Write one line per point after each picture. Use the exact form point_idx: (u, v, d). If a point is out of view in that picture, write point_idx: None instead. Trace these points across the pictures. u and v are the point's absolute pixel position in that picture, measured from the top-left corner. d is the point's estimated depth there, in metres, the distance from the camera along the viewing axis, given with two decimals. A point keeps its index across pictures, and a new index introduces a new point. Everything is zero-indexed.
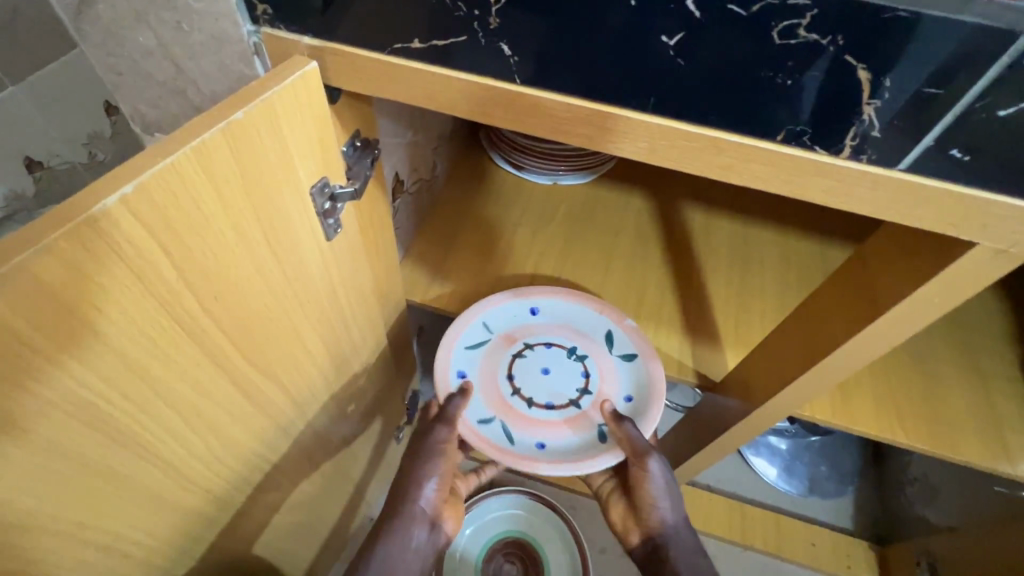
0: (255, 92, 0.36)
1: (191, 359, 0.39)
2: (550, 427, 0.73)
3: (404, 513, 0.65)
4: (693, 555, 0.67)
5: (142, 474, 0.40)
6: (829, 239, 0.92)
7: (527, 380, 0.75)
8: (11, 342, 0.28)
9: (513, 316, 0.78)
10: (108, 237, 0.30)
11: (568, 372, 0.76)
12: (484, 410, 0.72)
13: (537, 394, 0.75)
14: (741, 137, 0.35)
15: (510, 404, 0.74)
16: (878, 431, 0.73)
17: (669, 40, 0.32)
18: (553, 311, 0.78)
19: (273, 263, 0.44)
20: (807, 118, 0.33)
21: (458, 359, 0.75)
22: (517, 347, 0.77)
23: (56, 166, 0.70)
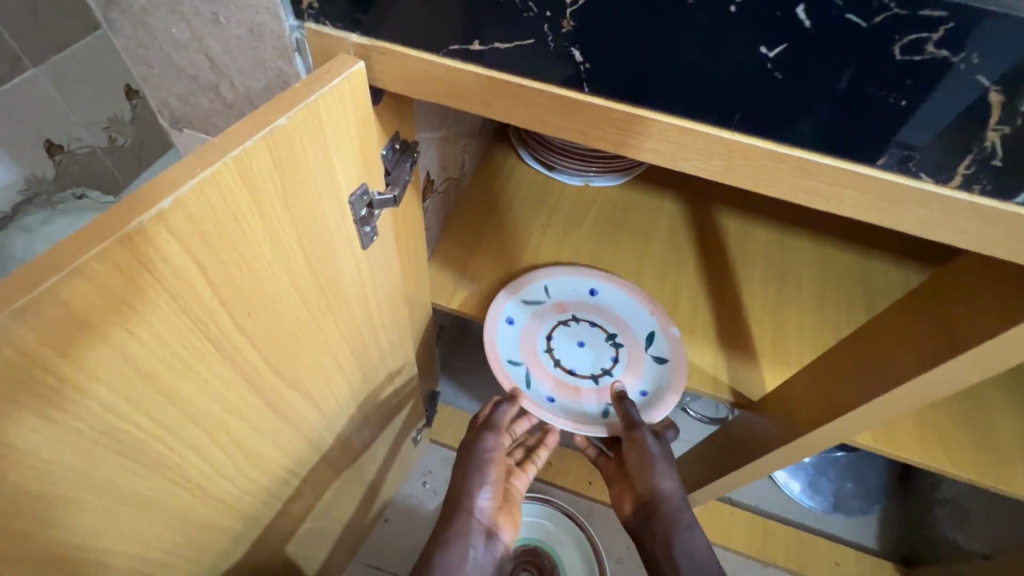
0: (298, 95, 0.33)
1: (221, 378, 0.37)
2: (565, 390, 0.78)
3: (461, 523, 0.67)
4: (687, 526, 0.68)
5: (167, 496, 0.38)
6: (871, 252, 0.88)
7: (563, 346, 0.81)
8: (36, 371, 0.26)
9: (574, 290, 0.83)
10: (141, 256, 0.27)
11: (601, 352, 0.81)
12: (514, 353, 0.79)
13: (566, 360, 0.80)
14: (835, 160, 0.33)
15: (538, 357, 0.80)
16: (924, 459, 0.69)
17: (769, 52, 0.30)
18: (609, 296, 0.83)
19: (308, 274, 0.41)
20: (917, 143, 0.31)
21: (513, 308, 0.81)
22: (566, 318, 0.83)
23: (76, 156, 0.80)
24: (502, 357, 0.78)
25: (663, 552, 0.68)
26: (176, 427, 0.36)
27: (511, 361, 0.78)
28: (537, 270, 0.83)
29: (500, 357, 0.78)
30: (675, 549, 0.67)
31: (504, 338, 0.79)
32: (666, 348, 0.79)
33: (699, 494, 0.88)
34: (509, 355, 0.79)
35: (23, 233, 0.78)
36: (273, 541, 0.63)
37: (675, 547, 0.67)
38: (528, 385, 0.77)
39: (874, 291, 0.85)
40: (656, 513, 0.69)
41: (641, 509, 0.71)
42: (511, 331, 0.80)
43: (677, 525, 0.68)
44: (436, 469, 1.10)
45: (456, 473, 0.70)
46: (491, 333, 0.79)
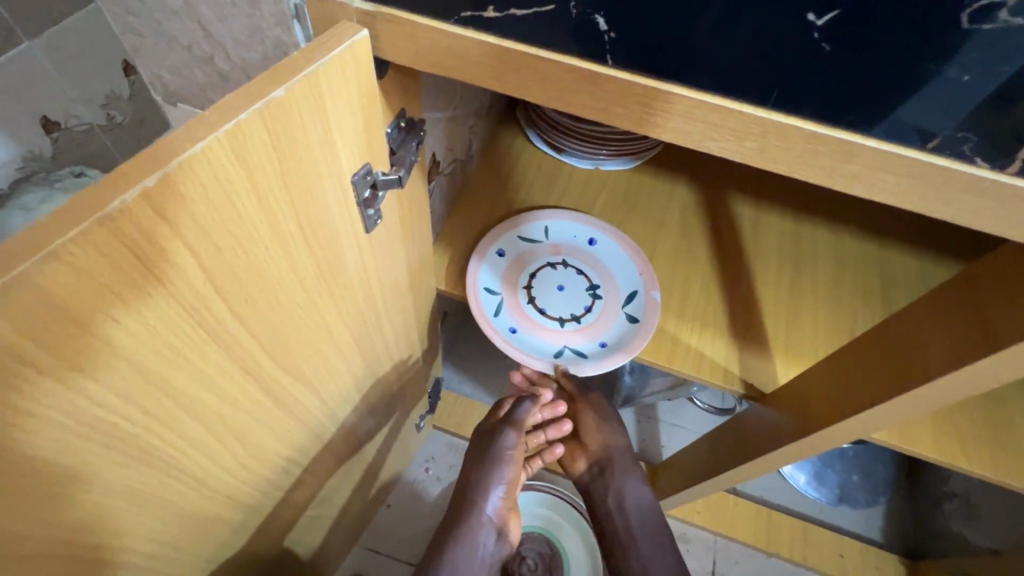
0: (296, 64, 0.30)
1: (218, 367, 0.35)
2: (529, 325, 0.79)
3: (471, 519, 0.64)
4: (633, 473, 0.78)
5: (160, 487, 0.37)
6: (889, 240, 0.86)
7: (544, 286, 0.81)
8: (12, 361, 0.24)
9: (574, 236, 0.83)
10: (125, 238, 0.25)
11: (580, 299, 0.81)
12: (493, 282, 0.80)
13: (542, 298, 0.80)
14: (878, 143, 0.30)
15: (517, 291, 0.80)
16: (940, 455, 0.68)
17: (817, 20, 0.28)
18: (606, 248, 0.83)
19: (308, 258, 0.39)
20: (975, 124, 0.29)
21: (509, 241, 0.82)
22: (557, 260, 0.82)
23: (73, 127, 0.69)
24: (482, 285, 0.79)
25: (614, 501, 0.77)
26: (169, 419, 0.34)
27: (489, 289, 0.79)
28: (541, 210, 0.84)
29: (480, 284, 0.79)
30: (625, 498, 0.77)
31: (492, 265, 0.81)
32: (641, 310, 0.78)
33: (705, 487, 0.88)
34: (489, 283, 0.80)
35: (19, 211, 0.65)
36: (271, 530, 0.61)
37: (626, 496, 0.77)
38: (495, 311, 0.78)
39: (891, 282, 0.82)
40: (607, 467, 0.78)
41: (595, 465, 0.79)
42: (497, 261, 0.81)
43: (625, 476, 0.78)
44: (439, 456, 1.09)
45: (469, 466, 0.66)
46: (480, 257, 0.80)
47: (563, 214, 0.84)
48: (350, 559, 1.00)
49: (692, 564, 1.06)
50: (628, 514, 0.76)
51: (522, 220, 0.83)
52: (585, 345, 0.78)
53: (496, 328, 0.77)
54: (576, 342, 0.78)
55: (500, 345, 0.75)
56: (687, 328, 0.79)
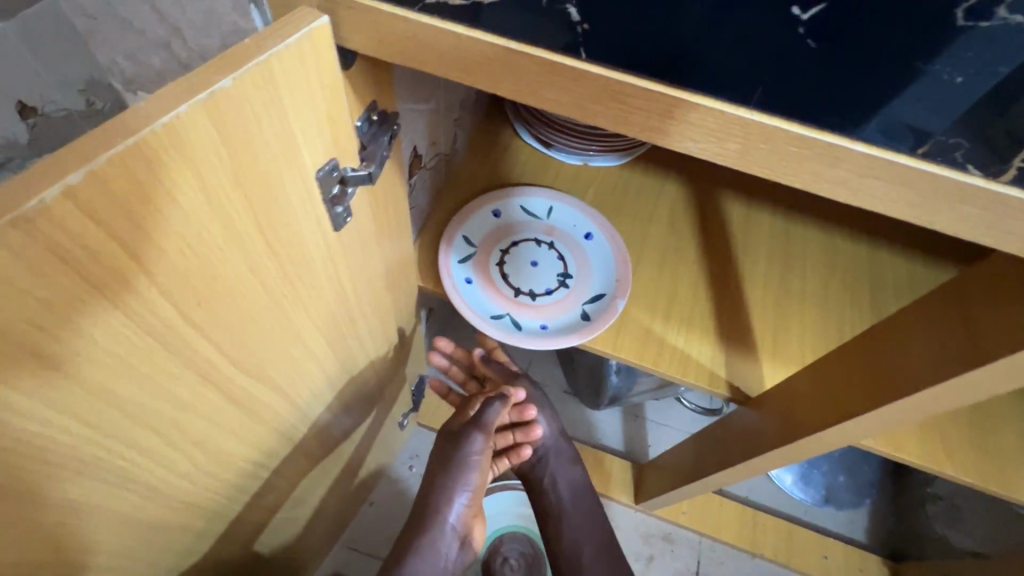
0: (246, 53, 0.28)
1: (168, 374, 0.33)
2: (486, 283, 0.78)
3: (434, 527, 0.63)
4: (563, 457, 0.77)
5: (109, 498, 0.35)
6: (878, 242, 0.85)
7: (518, 257, 0.80)
8: None
9: (573, 225, 0.82)
10: (48, 241, 0.23)
11: (547, 280, 0.80)
12: (474, 235, 0.80)
13: (510, 267, 0.80)
14: (866, 147, 0.28)
15: (490, 249, 0.80)
16: (922, 461, 0.67)
17: (803, 13, 0.28)
18: (602, 243, 0.81)
19: (267, 259, 0.37)
20: (965, 128, 0.28)
21: (507, 207, 0.83)
22: (546, 239, 0.82)
23: (52, 113, 0.49)
24: (462, 233, 0.80)
25: (547, 482, 0.77)
26: (116, 430, 0.32)
27: (467, 239, 0.80)
28: (546, 190, 0.84)
29: (461, 232, 0.80)
30: (557, 481, 0.76)
31: (482, 222, 0.81)
32: (597, 312, 0.77)
33: (689, 488, 0.87)
34: (469, 235, 0.81)
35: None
36: (240, 532, 0.60)
37: (556, 479, 0.76)
38: (460, 257, 0.79)
39: (881, 285, 0.82)
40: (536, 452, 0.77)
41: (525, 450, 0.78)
42: (490, 220, 0.82)
43: (557, 459, 0.77)
44: (422, 453, 1.08)
45: (434, 470, 0.65)
46: (473, 211, 0.82)
47: (560, 204, 0.83)
48: (331, 558, 0.99)
49: (676, 564, 1.06)
50: (558, 495, 0.76)
51: (528, 193, 0.83)
52: (527, 320, 0.77)
53: (453, 274, 0.77)
54: (519, 315, 0.77)
55: (446, 286, 0.76)
56: (674, 330, 0.77)
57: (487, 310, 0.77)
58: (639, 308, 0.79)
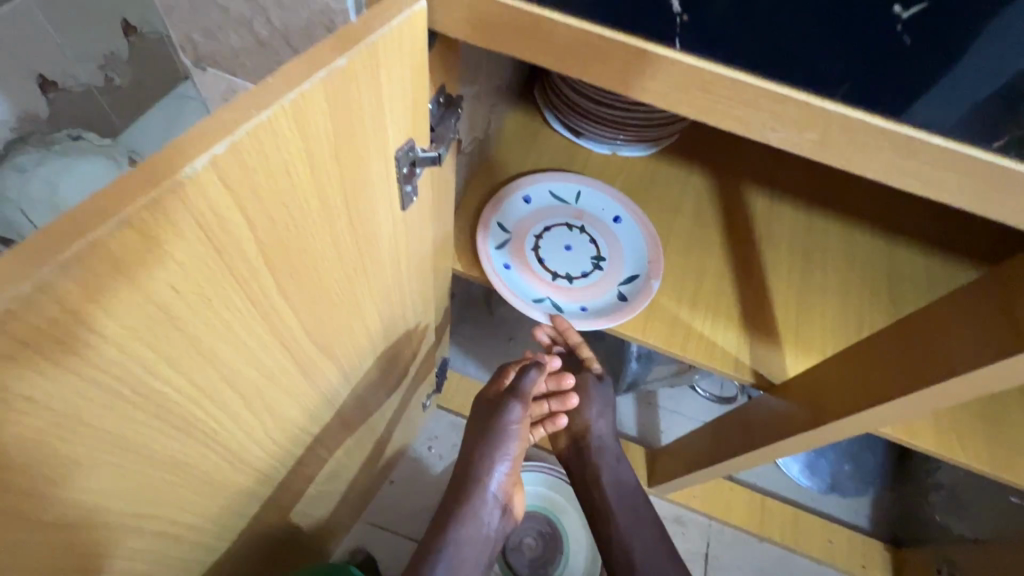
0: (358, 33, 0.30)
1: (259, 341, 0.35)
2: (524, 268, 0.80)
3: (476, 494, 0.65)
4: (614, 461, 0.80)
5: (197, 458, 0.37)
6: (897, 237, 0.87)
7: (552, 241, 0.82)
8: (87, 333, 0.23)
9: (601, 209, 0.84)
10: (193, 208, 0.24)
11: (581, 263, 0.81)
12: (509, 222, 0.82)
13: (545, 251, 0.81)
14: (910, 131, 0.33)
15: (525, 236, 0.82)
16: (938, 448, 0.70)
17: (903, 11, 0.30)
18: (632, 227, 0.83)
19: (347, 235, 0.38)
20: (1014, 121, 0.31)
21: (537, 192, 0.84)
22: (576, 224, 0.83)
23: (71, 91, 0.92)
24: (496, 221, 0.81)
25: (594, 479, 0.80)
26: (213, 392, 0.34)
27: (502, 225, 0.81)
28: (576, 175, 0.85)
29: (496, 219, 0.81)
30: (603, 478, 0.79)
31: (515, 207, 0.83)
32: (633, 293, 0.79)
33: (705, 472, 0.89)
34: (504, 221, 0.82)
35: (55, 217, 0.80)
36: (283, 501, 0.62)
37: (605, 475, 0.79)
38: (497, 243, 0.80)
39: (901, 279, 0.84)
40: (586, 448, 0.81)
41: (575, 445, 0.82)
42: (521, 205, 0.83)
43: (603, 458, 0.80)
44: (441, 434, 1.10)
45: (473, 439, 0.67)
46: (505, 197, 0.83)
47: (590, 188, 0.85)
48: (353, 533, 1.02)
49: (688, 547, 1.09)
50: (603, 493, 0.79)
51: (557, 177, 0.85)
52: (566, 303, 0.79)
53: (493, 261, 0.78)
54: (559, 298, 0.79)
55: (487, 272, 0.77)
56: (700, 318, 0.79)
57: (527, 295, 0.78)
58: (666, 296, 0.80)
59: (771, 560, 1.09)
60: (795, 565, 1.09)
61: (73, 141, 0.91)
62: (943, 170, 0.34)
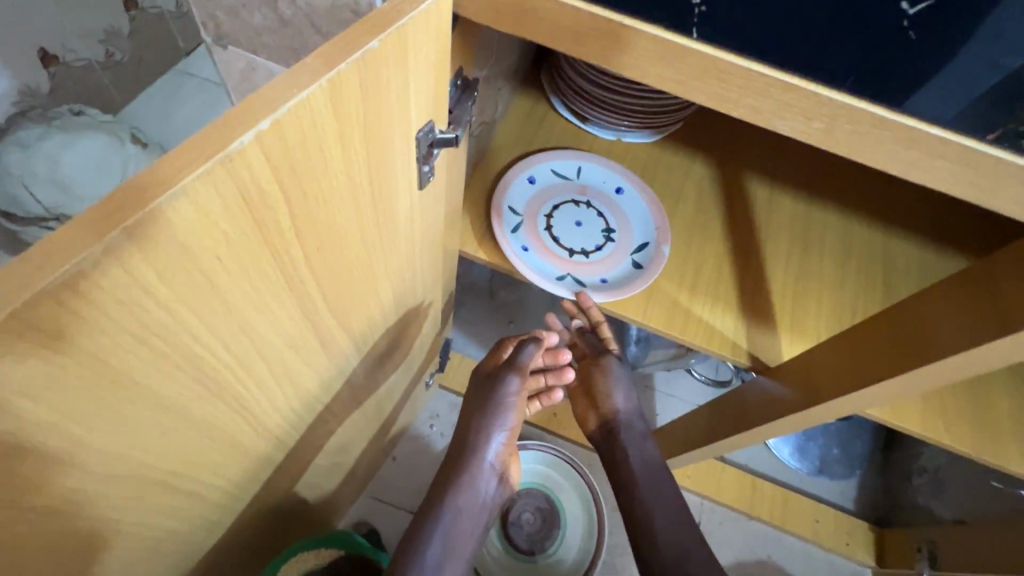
0: (388, 17, 0.30)
1: (288, 312, 0.37)
2: (541, 248, 0.81)
3: (474, 463, 0.67)
4: (641, 439, 0.81)
5: (226, 421, 0.39)
6: (892, 228, 0.90)
7: (563, 219, 0.84)
8: (141, 296, 0.25)
9: (602, 181, 0.86)
10: (238, 180, 0.26)
11: (593, 238, 0.84)
12: (518, 204, 0.83)
13: (558, 230, 0.83)
14: (914, 121, 0.34)
15: (536, 217, 0.83)
16: (925, 432, 0.73)
17: (908, 7, 0.33)
18: (634, 196, 0.86)
19: (370, 213, 0.40)
20: (1010, 114, 0.33)
21: (541, 172, 0.86)
22: (581, 199, 0.86)
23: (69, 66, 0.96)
24: (506, 205, 0.82)
25: (622, 457, 0.80)
26: (244, 358, 0.35)
27: (512, 208, 0.82)
28: (578, 153, 0.87)
29: (506, 203, 0.82)
30: (631, 456, 0.80)
31: (521, 189, 0.84)
32: (647, 260, 0.82)
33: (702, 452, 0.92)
34: (514, 205, 0.83)
35: (62, 191, 0.82)
36: (294, 471, 0.64)
37: (630, 454, 0.80)
38: (512, 228, 0.81)
39: (894, 269, 0.87)
40: (615, 427, 0.82)
41: (604, 426, 0.83)
42: (527, 187, 0.85)
43: (633, 437, 0.82)
44: (442, 413, 1.13)
45: (471, 412, 0.69)
46: (511, 180, 0.84)
47: (593, 165, 0.87)
48: (357, 507, 1.05)
49: None
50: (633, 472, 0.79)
51: (559, 155, 0.87)
52: (587, 278, 0.81)
53: (512, 244, 0.80)
54: (580, 273, 0.81)
55: (509, 255, 0.78)
56: (700, 302, 0.81)
57: (551, 273, 0.80)
58: (667, 281, 0.82)
59: (759, 538, 1.13)
60: (783, 543, 1.13)
61: (74, 117, 0.93)
62: (941, 159, 0.35)
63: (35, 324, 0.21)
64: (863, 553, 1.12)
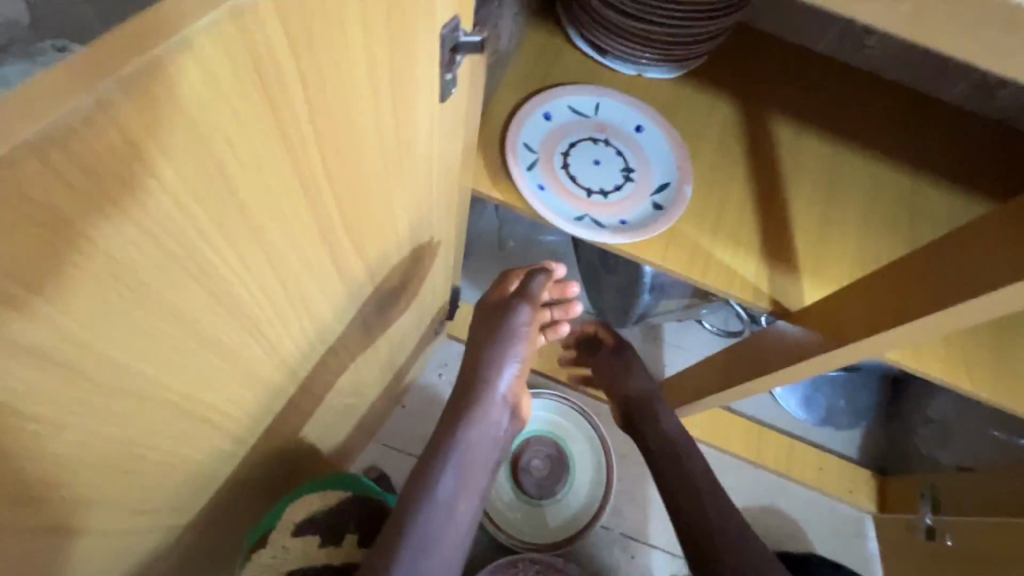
0: None
1: (302, 224, 0.34)
2: (558, 188, 0.78)
3: (484, 396, 0.64)
4: (663, 414, 0.81)
5: (237, 341, 0.36)
6: (922, 172, 0.86)
7: (580, 158, 0.81)
8: (138, 168, 0.22)
9: (621, 118, 0.82)
10: (250, 42, 0.22)
11: (611, 177, 0.81)
12: (534, 141, 0.79)
13: (575, 169, 0.80)
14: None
15: (553, 156, 0.80)
16: (949, 378, 0.72)
17: None
18: (655, 134, 0.82)
19: (389, 122, 0.36)
20: None
21: (557, 107, 0.81)
22: (599, 137, 0.82)
23: None
24: (521, 141, 0.79)
25: (645, 437, 0.81)
26: (255, 269, 0.33)
27: (527, 144, 0.79)
28: (597, 88, 0.82)
29: (521, 139, 0.78)
30: (654, 434, 0.80)
31: (536, 125, 0.80)
32: (668, 201, 0.79)
33: (716, 398, 0.92)
34: (529, 141, 0.79)
35: None
36: (305, 410, 0.62)
37: (652, 430, 0.80)
38: (527, 165, 0.78)
39: (922, 214, 0.83)
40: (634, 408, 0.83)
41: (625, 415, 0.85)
42: (543, 123, 0.80)
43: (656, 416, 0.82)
44: (451, 363, 1.12)
45: (479, 343, 0.65)
46: (526, 114, 0.80)
47: (612, 101, 0.82)
48: (366, 453, 1.05)
49: None
50: (657, 450, 0.79)
51: (576, 89, 0.82)
52: (605, 218, 0.78)
53: (528, 182, 0.77)
54: (597, 214, 0.78)
55: (525, 194, 0.76)
56: (721, 246, 0.79)
57: (569, 213, 0.78)
58: (688, 223, 0.79)
59: (764, 486, 1.15)
60: (786, 490, 1.15)
61: None
62: None
63: (23, 189, 0.19)
64: (865, 500, 1.14)
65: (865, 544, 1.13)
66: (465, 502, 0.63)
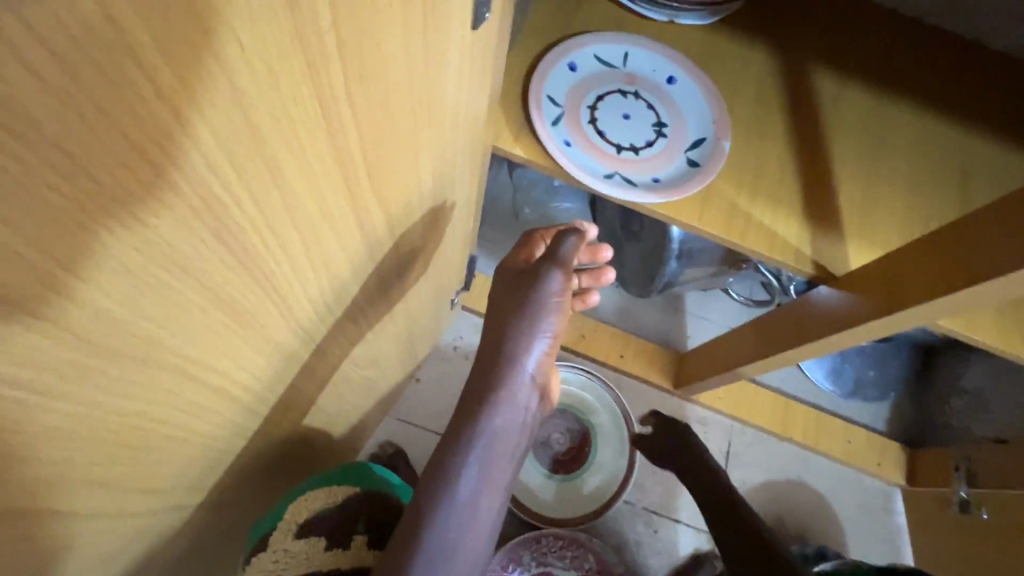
0: None
1: (323, 163, 0.29)
2: (586, 144, 0.73)
3: (512, 376, 0.58)
4: None
5: (251, 301, 0.32)
6: (977, 125, 0.79)
7: (609, 112, 0.75)
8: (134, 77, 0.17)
9: (652, 69, 0.76)
10: None
11: (642, 133, 0.75)
12: (559, 94, 0.73)
13: (604, 124, 0.74)
14: None
15: (579, 110, 0.74)
16: (1006, 346, 0.67)
17: None
18: (688, 85, 0.76)
19: (420, 48, 0.31)
20: None
21: (583, 58, 0.75)
22: (629, 89, 0.76)
23: None
24: (545, 94, 0.73)
25: None
26: (271, 215, 0.28)
27: (552, 98, 0.73)
28: (625, 36, 0.76)
29: (545, 92, 0.72)
30: None
31: (560, 76, 0.74)
32: (704, 157, 0.74)
33: (749, 368, 0.88)
34: (554, 94, 0.73)
35: None
36: (323, 382, 0.58)
37: None
38: (552, 120, 0.72)
39: (976, 171, 0.77)
40: None
41: None
42: (568, 74, 0.74)
43: None
44: (467, 335, 1.08)
45: (505, 317, 0.60)
46: (550, 65, 0.73)
47: (642, 50, 0.76)
48: (382, 428, 1.02)
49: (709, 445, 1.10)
50: None
51: (603, 37, 0.75)
52: (637, 177, 0.73)
53: (553, 138, 0.71)
54: (628, 171, 0.73)
55: (551, 149, 0.70)
56: (760, 207, 0.73)
57: (598, 171, 0.72)
58: (725, 182, 0.74)
59: (789, 458, 1.12)
60: (812, 463, 1.12)
61: None
62: None
63: None
64: (893, 473, 1.11)
65: (892, 516, 1.11)
66: (489, 488, 0.58)
